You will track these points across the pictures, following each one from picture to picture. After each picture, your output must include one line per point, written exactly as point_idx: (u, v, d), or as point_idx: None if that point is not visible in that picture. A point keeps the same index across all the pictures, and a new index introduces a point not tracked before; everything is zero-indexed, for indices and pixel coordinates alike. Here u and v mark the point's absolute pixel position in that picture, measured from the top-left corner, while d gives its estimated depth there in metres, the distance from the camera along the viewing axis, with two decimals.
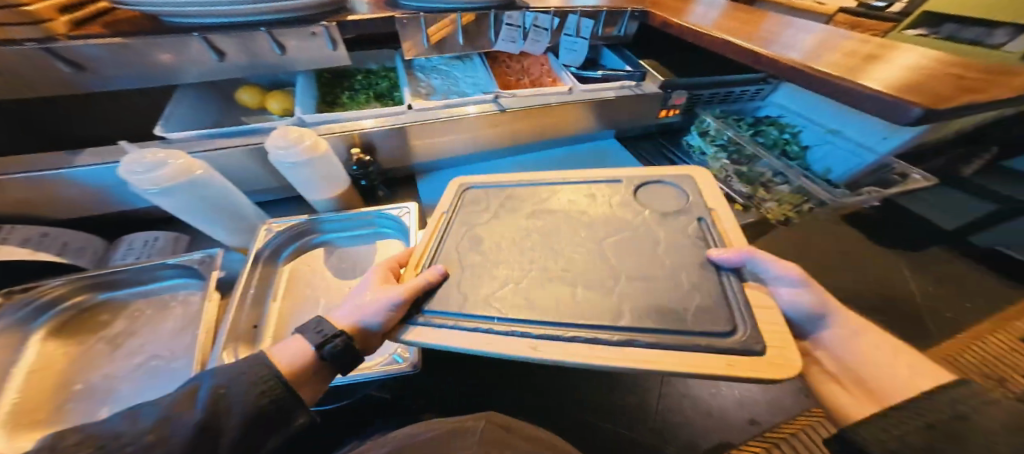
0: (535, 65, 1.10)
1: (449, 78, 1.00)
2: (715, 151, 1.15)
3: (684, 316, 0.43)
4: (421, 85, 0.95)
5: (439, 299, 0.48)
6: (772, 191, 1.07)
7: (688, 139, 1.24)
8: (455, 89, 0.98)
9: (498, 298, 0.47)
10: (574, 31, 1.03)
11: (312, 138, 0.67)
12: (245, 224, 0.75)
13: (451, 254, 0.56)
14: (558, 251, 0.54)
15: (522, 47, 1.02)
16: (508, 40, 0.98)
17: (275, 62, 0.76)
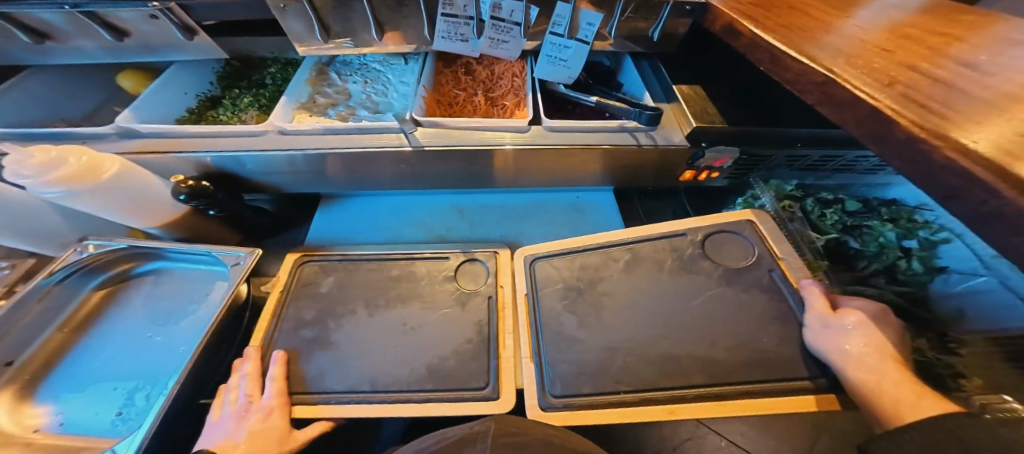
0: (505, 75, 0.80)
1: (376, 81, 0.76)
2: None
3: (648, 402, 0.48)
4: (326, 90, 0.72)
5: (327, 375, 0.52)
6: None
7: None
8: (376, 99, 0.73)
9: (326, 359, 0.53)
10: (566, 30, 0.67)
11: (98, 159, 0.50)
12: (58, 238, 0.61)
13: (289, 324, 0.57)
14: (392, 323, 0.57)
15: (478, 48, 0.71)
16: (453, 37, 0.67)
17: (124, 50, 0.60)
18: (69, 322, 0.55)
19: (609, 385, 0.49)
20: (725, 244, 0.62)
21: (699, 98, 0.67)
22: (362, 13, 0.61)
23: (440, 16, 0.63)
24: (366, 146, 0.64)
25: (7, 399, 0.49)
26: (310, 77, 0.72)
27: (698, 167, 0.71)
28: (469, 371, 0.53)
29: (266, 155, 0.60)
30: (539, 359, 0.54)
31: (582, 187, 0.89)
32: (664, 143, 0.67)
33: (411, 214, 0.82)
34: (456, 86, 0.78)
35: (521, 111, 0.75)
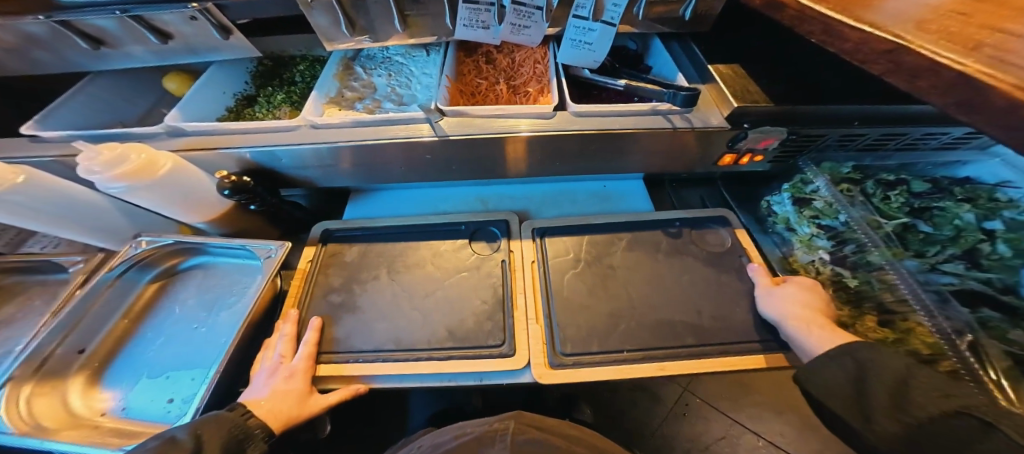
0: (527, 62, 0.78)
1: (400, 74, 0.76)
2: (812, 236, 0.66)
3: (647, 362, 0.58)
4: (353, 84, 0.73)
5: (361, 341, 0.58)
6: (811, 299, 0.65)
7: (769, 202, 0.75)
8: (400, 92, 0.73)
9: (368, 327, 0.60)
10: (591, 13, 0.64)
11: (156, 156, 0.51)
12: (117, 234, 0.66)
13: (333, 293, 0.64)
14: (428, 293, 0.65)
15: (500, 35, 0.70)
16: (474, 25, 0.67)
17: (169, 52, 0.63)
18: (131, 311, 0.60)
19: (615, 346, 0.61)
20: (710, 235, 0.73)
21: (737, 76, 0.62)
22: (386, 5, 0.61)
23: (462, 5, 0.63)
24: (391, 136, 0.64)
25: (76, 385, 0.53)
26: (337, 71, 0.73)
27: (739, 149, 0.66)
28: (485, 330, 0.61)
29: (296, 148, 0.62)
30: (549, 320, 0.64)
31: (611, 175, 0.86)
32: (700, 125, 0.62)
33: (437, 205, 0.82)
34: (478, 76, 0.78)
35: (545, 97, 0.74)
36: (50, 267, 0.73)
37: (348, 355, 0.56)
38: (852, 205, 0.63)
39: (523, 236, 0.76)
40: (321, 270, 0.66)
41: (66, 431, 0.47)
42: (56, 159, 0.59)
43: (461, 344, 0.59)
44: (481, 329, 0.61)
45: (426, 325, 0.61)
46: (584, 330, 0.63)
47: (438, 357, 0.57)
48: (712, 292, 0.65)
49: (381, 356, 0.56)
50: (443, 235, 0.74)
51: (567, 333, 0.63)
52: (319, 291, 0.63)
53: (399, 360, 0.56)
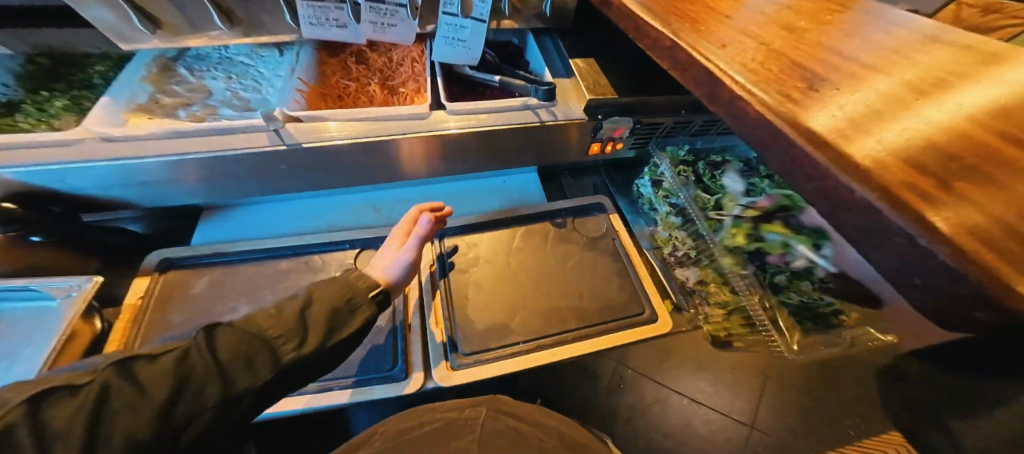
0: (404, 61, 0.75)
1: (244, 76, 0.73)
2: (667, 214, 0.79)
3: (536, 353, 0.62)
4: (174, 88, 0.68)
5: None
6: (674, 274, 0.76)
7: (638, 184, 0.86)
8: (245, 95, 0.70)
9: None
10: (459, 9, 0.63)
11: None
12: None
13: (180, 334, 0.57)
14: None
15: (362, 35, 0.67)
16: (325, 23, 0.63)
17: None
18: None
19: (509, 339, 0.63)
20: (586, 221, 0.80)
21: (592, 70, 0.70)
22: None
23: (301, 2, 0.58)
24: (221, 148, 0.60)
25: None
26: (150, 74, 0.68)
27: (602, 138, 0.75)
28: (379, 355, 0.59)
29: (81, 164, 0.56)
30: (449, 322, 0.64)
31: (506, 170, 0.88)
32: (563, 119, 0.69)
33: (318, 219, 0.78)
34: (345, 77, 0.73)
35: (418, 98, 0.71)
36: None
37: None
38: (685, 184, 0.74)
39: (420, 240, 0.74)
40: (156, 307, 0.59)
41: None
42: None
43: (342, 372, 0.57)
44: (361, 355, 0.59)
45: None
46: (485, 328, 0.64)
47: (313, 387, 0.55)
48: (591, 272, 0.72)
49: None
50: (324, 253, 0.71)
51: (467, 332, 0.63)
52: (155, 318, 0.58)
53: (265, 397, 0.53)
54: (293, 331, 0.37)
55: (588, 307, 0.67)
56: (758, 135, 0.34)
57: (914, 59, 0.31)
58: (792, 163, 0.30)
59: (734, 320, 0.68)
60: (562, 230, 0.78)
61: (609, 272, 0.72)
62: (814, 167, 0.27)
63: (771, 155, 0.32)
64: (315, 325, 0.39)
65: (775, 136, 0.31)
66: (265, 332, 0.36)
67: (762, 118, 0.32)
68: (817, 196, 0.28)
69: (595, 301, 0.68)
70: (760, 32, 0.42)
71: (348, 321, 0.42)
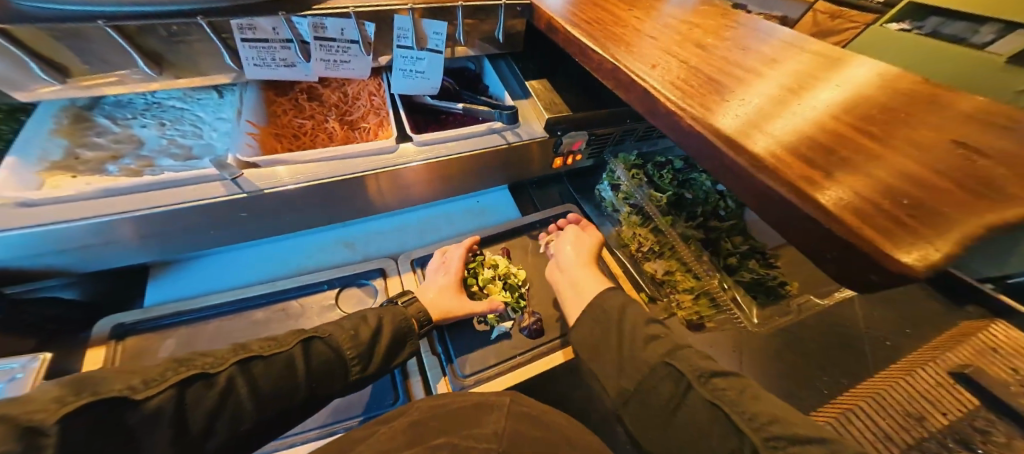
0: (361, 95, 0.74)
1: (179, 121, 0.67)
2: (628, 213, 0.87)
3: (537, 364, 0.64)
4: (96, 141, 0.60)
5: None
6: (643, 269, 0.83)
7: (600, 189, 0.94)
8: (183, 142, 0.64)
9: None
10: (414, 42, 0.64)
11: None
12: None
13: None
14: None
15: (314, 72, 0.66)
16: (271, 64, 0.62)
17: None
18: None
19: (506, 354, 0.65)
20: (559, 229, 0.86)
21: (546, 90, 0.76)
22: (117, 46, 0.52)
23: (244, 45, 0.56)
24: (166, 202, 0.55)
25: None
26: (60, 127, 0.60)
27: (563, 153, 0.82)
28: (378, 391, 0.59)
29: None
30: (445, 348, 0.64)
31: (479, 191, 0.90)
32: (528, 138, 0.74)
33: (290, 262, 0.75)
34: (299, 116, 0.71)
35: (385, 131, 0.70)
36: None
37: None
38: (639, 186, 0.84)
39: (401, 271, 0.73)
40: None
41: None
42: None
43: (344, 415, 0.56)
44: (363, 394, 0.59)
45: None
46: (483, 346, 0.65)
47: (317, 433, 0.54)
48: None
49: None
50: (302, 298, 0.67)
51: (464, 356, 0.64)
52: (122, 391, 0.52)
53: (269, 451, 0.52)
54: (350, 358, 0.47)
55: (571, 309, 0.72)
56: (694, 145, 0.39)
57: (804, 83, 0.40)
58: (724, 168, 0.36)
59: (705, 304, 0.73)
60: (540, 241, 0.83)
61: None
62: (743, 171, 0.33)
63: (706, 162, 0.38)
64: (377, 346, 0.50)
65: (708, 147, 0.37)
66: (343, 351, 0.47)
67: (695, 133, 0.38)
68: (744, 193, 0.34)
69: None
70: (683, 55, 0.50)
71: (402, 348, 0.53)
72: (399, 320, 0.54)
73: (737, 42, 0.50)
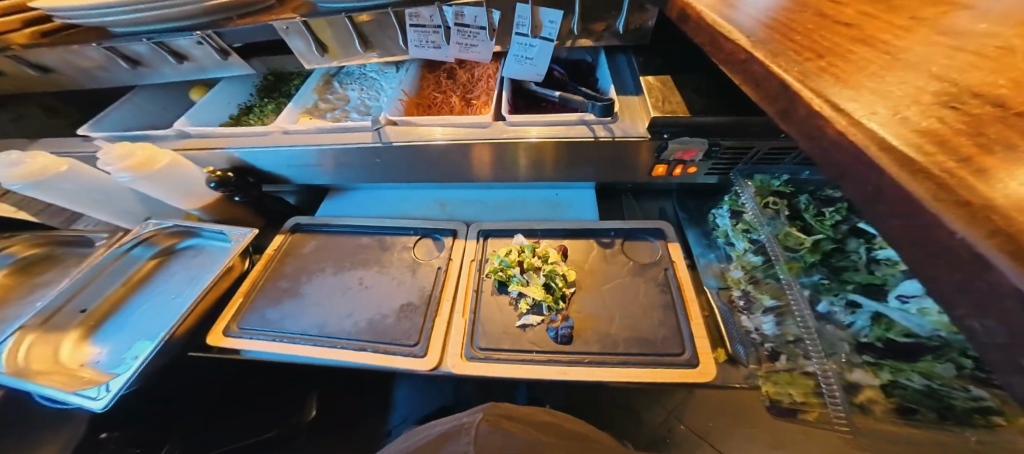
0: (483, 78, 0.85)
1: (371, 88, 0.87)
2: (744, 251, 0.66)
3: (554, 369, 0.59)
4: (328, 96, 0.84)
5: (302, 319, 0.70)
6: (739, 324, 0.62)
7: (715, 214, 0.74)
8: (368, 103, 0.84)
9: (303, 317, 0.70)
10: (529, 29, 0.68)
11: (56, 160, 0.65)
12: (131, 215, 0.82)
13: (290, 278, 0.77)
14: (365, 284, 0.75)
15: (450, 54, 0.76)
16: (425, 45, 0.73)
17: (185, 72, 0.74)
18: (126, 283, 0.78)
19: (526, 346, 0.63)
20: (635, 246, 0.74)
21: (663, 88, 0.62)
22: (345, 29, 0.69)
23: (409, 28, 0.69)
24: (342, 143, 0.75)
25: (72, 339, 0.71)
26: (317, 85, 0.84)
27: (667, 160, 0.68)
28: (406, 329, 0.68)
29: (265, 150, 0.75)
30: (472, 316, 0.68)
31: (561, 184, 0.88)
32: (618, 134, 0.63)
33: (399, 205, 0.94)
34: (436, 90, 0.86)
35: (486, 109, 0.79)
36: (79, 243, 0.87)
37: (281, 333, 0.68)
38: (771, 220, 0.60)
39: (468, 237, 0.82)
40: (280, 258, 0.80)
41: (53, 374, 0.64)
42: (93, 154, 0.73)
43: (378, 338, 0.67)
44: (395, 326, 0.68)
45: (350, 318, 0.70)
46: (507, 329, 0.66)
47: (354, 344, 0.66)
48: (633, 299, 0.66)
49: (305, 339, 0.67)
50: (395, 235, 0.84)
51: (486, 329, 0.66)
52: (278, 266, 0.79)
53: (322, 343, 0.66)
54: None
55: (616, 335, 0.62)
56: (834, 157, 0.27)
57: None
58: (875, 195, 0.23)
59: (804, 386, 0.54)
60: (607, 251, 0.73)
61: (657, 304, 0.64)
62: (907, 199, 0.20)
63: (844, 184, 0.25)
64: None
65: (858, 161, 0.24)
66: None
67: (842, 137, 0.25)
68: (896, 238, 0.22)
69: (628, 335, 0.61)
70: (851, 35, 0.34)
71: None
72: None
73: (972, 18, 0.31)
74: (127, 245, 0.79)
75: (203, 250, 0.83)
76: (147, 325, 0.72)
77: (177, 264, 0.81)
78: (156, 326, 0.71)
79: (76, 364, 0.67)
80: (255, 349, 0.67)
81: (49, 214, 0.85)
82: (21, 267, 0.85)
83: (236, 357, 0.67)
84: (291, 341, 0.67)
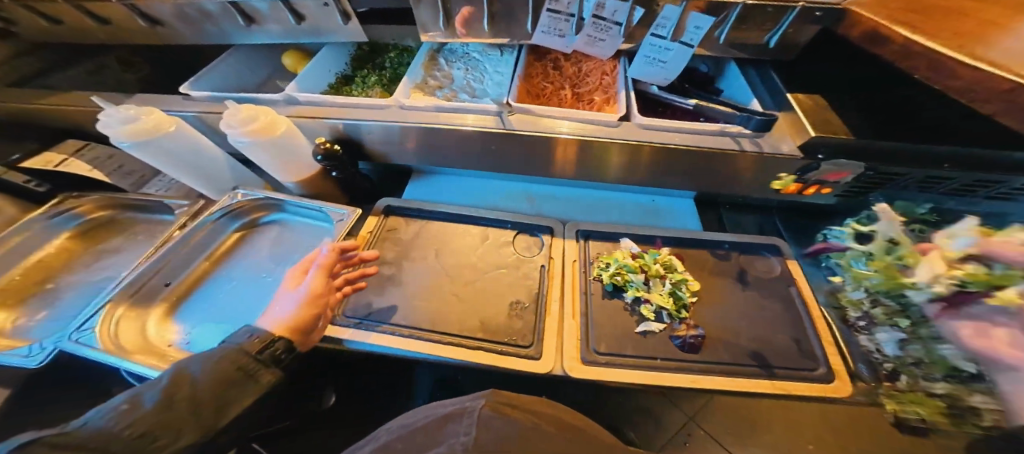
0: (593, 72, 0.76)
1: (475, 69, 0.81)
2: (865, 274, 0.65)
3: (684, 379, 0.58)
4: (435, 74, 0.80)
5: (409, 309, 0.67)
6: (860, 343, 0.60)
7: (827, 235, 0.74)
8: (474, 85, 0.79)
9: (409, 305, 0.68)
10: (671, 31, 0.60)
11: (163, 120, 0.61)
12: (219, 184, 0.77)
13: (389, 263, 0.74)
14: (470, 276, 0.72)
15: (573, 46, 0.68)
16: (551, 32, 0.66)
17: (295, 33, 0.69)
18: (211, 256, 0.73)
19: (650, 354, 0.61)
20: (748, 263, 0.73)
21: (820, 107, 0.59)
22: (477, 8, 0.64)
23: (544, 12, 0.62)
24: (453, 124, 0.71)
25: (155, 316, 0.65)
26: (424, 61, 0.80)
27: (809, 180, 0.63)
28: (519, 328, 0.65)
29: (374, 125, 0.71)
30: (587, 320, 0.66)
31: (662, 191, 0.86)
32: (772, 151, 0.58)
33: (488, 195, 0.91)
34: (544, 79, 0.77)
35: (607, 107, 0.71)
36: (152, 210, 0.82)
37: (388, 324, 0.65)
38: None
39: (567, 235, 0.79)
40: (376, 243, 0.76)
41: (142, 353, 0.58)
42: (194, 114, 0.68)
43: (491, 335, 0.64)
44: (508, 325, 0.66)
45: (459, 310, 0.68)
46: (626, 335, 0.64)
47: (468, 339, 0.64)
48: (754, 316, 0.65)
49: (416, 331, 0.64)
50: (491, 228, 0.81)
51: (603, 333, 0.64)
52: (375, 252, 0.75)
53: (434, 335, 0.64)
54: (173, 426, 0.37)
55: (744, 351, 0.60)
56: None
57: None
58: None
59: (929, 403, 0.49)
60: (720, 265, 0.72)
61: (782, 325, 0.63)
62: None
63: None
64: (206, 413, 0.40)
65: None
66: (120, 431, 0.35)
67: None
68: None
69: (756, 352, 0.60)
70: None
71: (247, 391, 0.43)
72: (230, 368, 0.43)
73: None
74: (216, 215, 0.73)
75: (290, 226, 0.79)
76: (237, 304, 0.67)
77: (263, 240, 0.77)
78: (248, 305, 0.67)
79: (166, 344, 0.61)
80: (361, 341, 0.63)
81: (121, 175, 0.78)
82: (84, 230, 0.79)
83: (339, 346, 0.64)
84: (400, 331, 0.64)
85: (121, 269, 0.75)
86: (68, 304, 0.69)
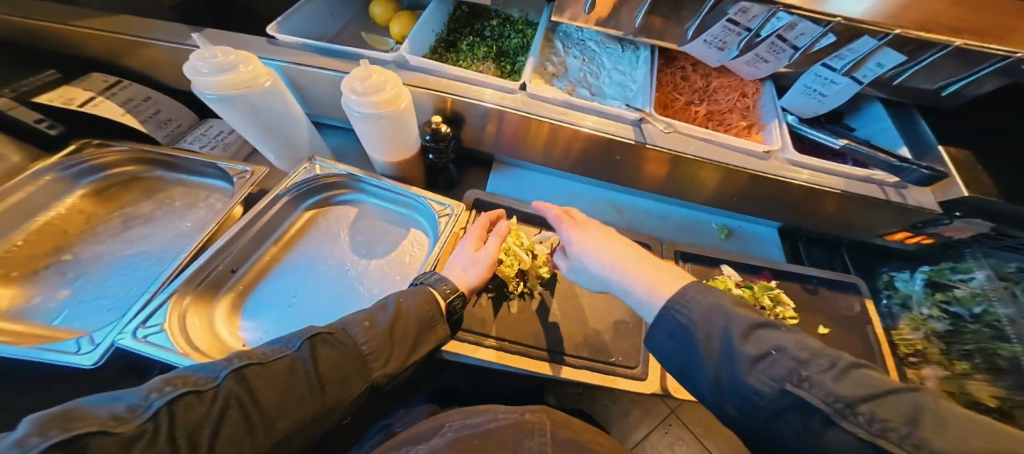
0: (730, 92, 0.71)
1: (591, 61, 0.73)
2: (930, 317, 0.71)
3: None
4: (552, 58, 0.72)
5: (509, 322, 0.63)
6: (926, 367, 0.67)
7: (897, 278, 0.78)
8: (592, 80, 0.71)
9: (508, 316, 0.63)
10: (846, 66, 0.57)
11: (260, 71, 0.52)
12: (294, 154, 0.67)
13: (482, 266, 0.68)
14: (570, 291, 0.68)
15: (729, 59, 0.64)
16: (713, 44, 0.61)
17: None
18: (279, 240, 0.64)
19: None
20: (835, 298, 0.75)
21: (969, 167, 0.58)
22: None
23: (720, 23, 0.56)
24: (579, 122, 0.63)
25: (221, 309, 0.56)
26: (540, 42, 0.72)
27: (926, 230, 0.66)
28: (626, 350, 0.63)
29: (495, 109, 0.63)
30: None
31: (749, 218, 0.86)
32: (916, 205, 0.61)
33: (574, 198, 0.85)
34: (675, 90, 0.72)
35: (749, 134, 0.68)
36: (197, 173, 0.69)
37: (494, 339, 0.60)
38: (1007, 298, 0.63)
39: (665, 255, 0.76)
40: None
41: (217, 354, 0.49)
42: (290, 65, 0.60)
43: (598, 356, 0.61)
44: (614, 346, 0.63)
45: (563, 325, 0.64)
46: None
47: (575, 359, 0.60)
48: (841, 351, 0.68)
49: (520, 347, 0.60)
50: None
51: None
52: None
53: (539, 353, 0.60)
54: (384, 352, 0.40)
55: None
56: None
57: None
58: None
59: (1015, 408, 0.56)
60: (807, 299, 0.74)
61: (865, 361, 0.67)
62: None
63: None
64: (401, 349, 0.41)
65: None
66: (360, 344, 0.39)
67: None
68: None
69: None
70: None
71: (429, 338, 0.45)
72: (422, 313, 0.44)
73: None
74: (290, 191, 0.64)
75: (366, 209, 0.70)
76: (319, 297, 0.60)
77: (336, 225, 0.67)
78: (330, 303, 0.59)
79: (237, 343, 0.53)
80: (463, 352, 0.59)
81: (157, 123, 0.69)
82: (102, 187, 0.67)
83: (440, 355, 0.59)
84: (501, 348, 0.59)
85: (158, 242, 0.63)
86: (97, 281, 0.57)
